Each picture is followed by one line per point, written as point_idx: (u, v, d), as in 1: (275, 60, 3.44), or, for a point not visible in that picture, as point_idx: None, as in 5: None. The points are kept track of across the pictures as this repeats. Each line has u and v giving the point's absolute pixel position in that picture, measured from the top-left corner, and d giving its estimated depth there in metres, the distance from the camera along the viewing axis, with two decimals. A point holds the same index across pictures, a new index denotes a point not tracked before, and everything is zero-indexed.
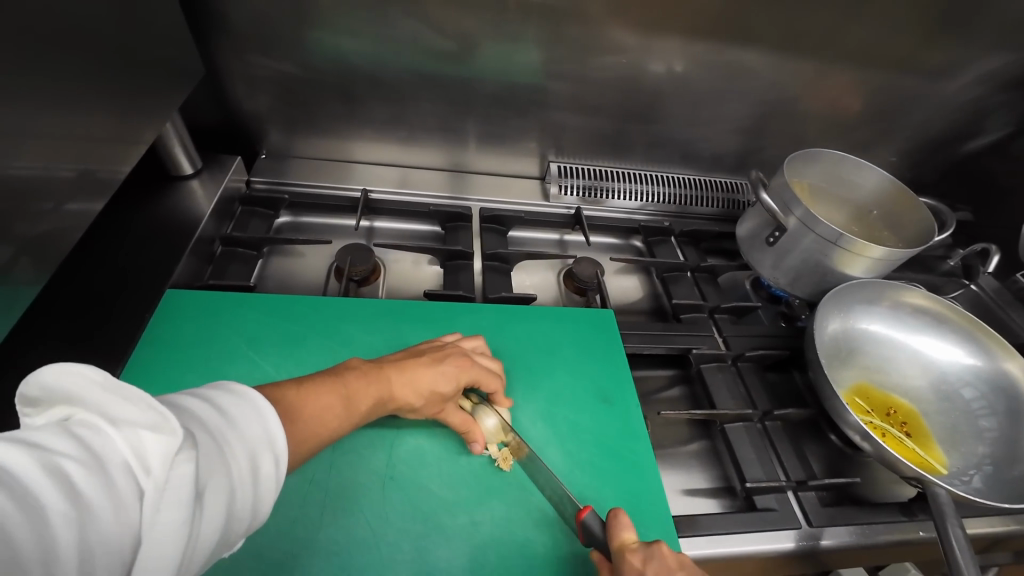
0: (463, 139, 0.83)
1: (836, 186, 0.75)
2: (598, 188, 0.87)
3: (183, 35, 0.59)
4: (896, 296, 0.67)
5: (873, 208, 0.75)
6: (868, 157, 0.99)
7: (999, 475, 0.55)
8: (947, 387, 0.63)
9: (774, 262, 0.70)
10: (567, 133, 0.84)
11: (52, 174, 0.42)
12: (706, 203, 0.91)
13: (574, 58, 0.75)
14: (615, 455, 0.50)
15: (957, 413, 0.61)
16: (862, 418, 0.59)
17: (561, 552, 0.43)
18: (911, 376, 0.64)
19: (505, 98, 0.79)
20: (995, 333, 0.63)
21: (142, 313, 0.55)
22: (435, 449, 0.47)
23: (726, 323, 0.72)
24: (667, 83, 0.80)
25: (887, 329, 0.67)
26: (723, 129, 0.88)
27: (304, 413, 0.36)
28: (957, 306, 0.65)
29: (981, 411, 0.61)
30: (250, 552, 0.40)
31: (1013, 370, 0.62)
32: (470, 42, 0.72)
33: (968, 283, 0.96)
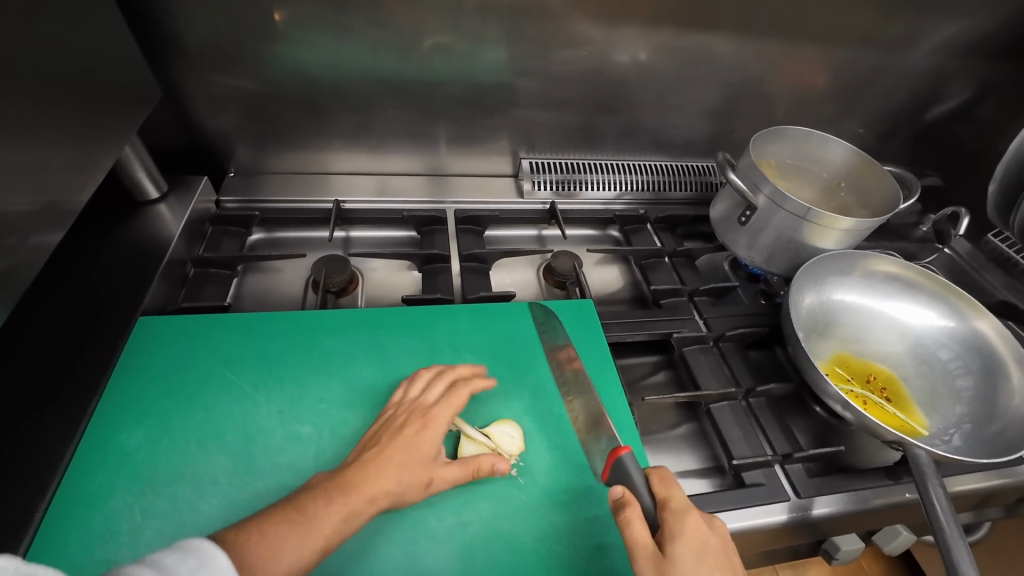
0: (433, 143, 0.83)
1: (803, 163, 0.76)
2: (572, 181, 0.88)
3: (135, 58, 0.58)
4: (868, 266, 0.68)
5: (841, 181, 0.75)
6: (835, 131, 1.00)
7: (978, 432, 0.56)
8: (923, 350, 0.65)
9: (748, 241, 0.71)
10: (537, 128, 0.85)
11: (11, 208, 0.42)
12: (680, 188, 0.92)
13: (537, 54, 0.76)
14: None
15: (934, 375, 0.63)
16: (843, 388, 0.60)
17: (549, 546, 0.43)
18: (889, 343, 0.66)
19: (471, 98, 0.79)
20: (966, 293, 0.64)
21: (115, 341, 0.54)
22: None
23: (706, 305, 0.73)
24: (632, 72, 0.81)
25: (861, 298, 0.68)
26: (691, 114, 0.89)
27: (283, 555, 0.35)
28: (928, 271, 0.66)
29: (958, 371, 0.62)
30: None
31: (985, 327, 0.63)
32: (431, 45, 0.72)
33: (942, 247, 0.98)
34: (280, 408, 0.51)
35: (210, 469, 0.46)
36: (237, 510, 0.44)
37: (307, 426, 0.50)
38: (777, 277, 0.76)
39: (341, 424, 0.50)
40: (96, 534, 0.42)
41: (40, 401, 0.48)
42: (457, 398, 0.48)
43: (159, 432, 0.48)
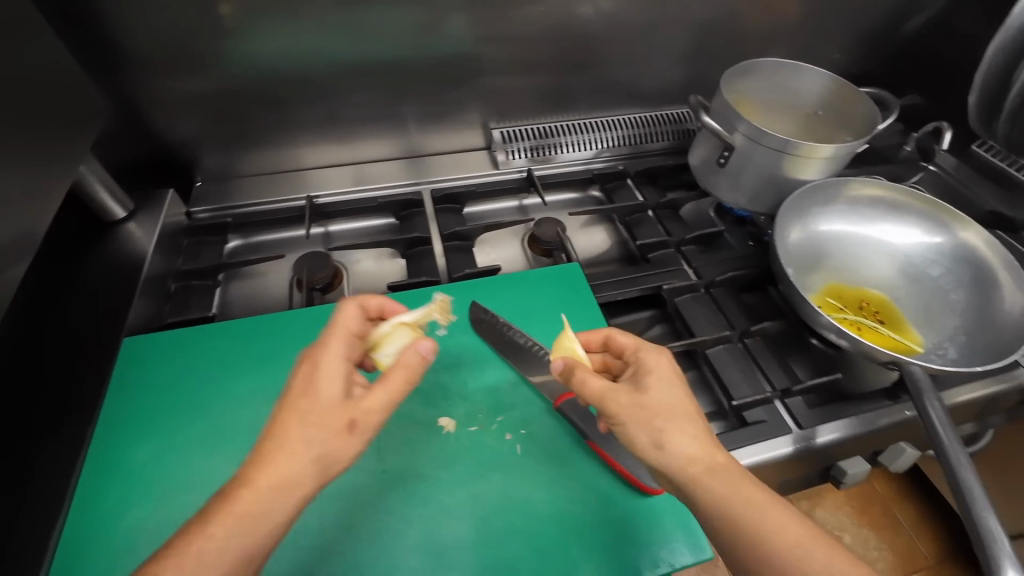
0: (400, 125, 0.81)
1: (778, 96, 0.73)
2: (547, 146, 0.86)
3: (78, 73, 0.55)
4: (852, 193, 0.67)
5: (817, 109, 0.74)
6: (810, 59, 0.98)
7: (972, 342, 0.57)
8: (914, 269, 0.64)
9: (730, 184, 0.70)
10: (506, 96, 0.82)
11: None
12: (657, 138, 0.90)
13: (495, 17, 0.73)
14: None
15: (927, 292, 0.63)
16: (835, 317, 0.61)
17: (561, 504, 0.44)
18: (877, 264, 0.65)
19: (434, 73, 0.76)
20: (954, 208, 0.64)
21: (103, 364, 0.54)
22: (422, 434, 0.47)
23: (694, 253, 0.72)
24: (594, 24, 0.78)
25: (848, 226, 0.67)
26: (661, 61, 0.86)
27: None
28: (913, 190, 0.65)
29: (949, 285, 0.62)
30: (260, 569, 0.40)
31: (966, 238, 0.63)
32: (384, 23, 0.69)
33: (927, 165, 0.96)
34: None
35: (221, 474, 0.47)
36: None
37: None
38: (763, 217, 0.75)
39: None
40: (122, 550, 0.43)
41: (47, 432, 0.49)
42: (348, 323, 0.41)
43: (166, 446, 0.48)
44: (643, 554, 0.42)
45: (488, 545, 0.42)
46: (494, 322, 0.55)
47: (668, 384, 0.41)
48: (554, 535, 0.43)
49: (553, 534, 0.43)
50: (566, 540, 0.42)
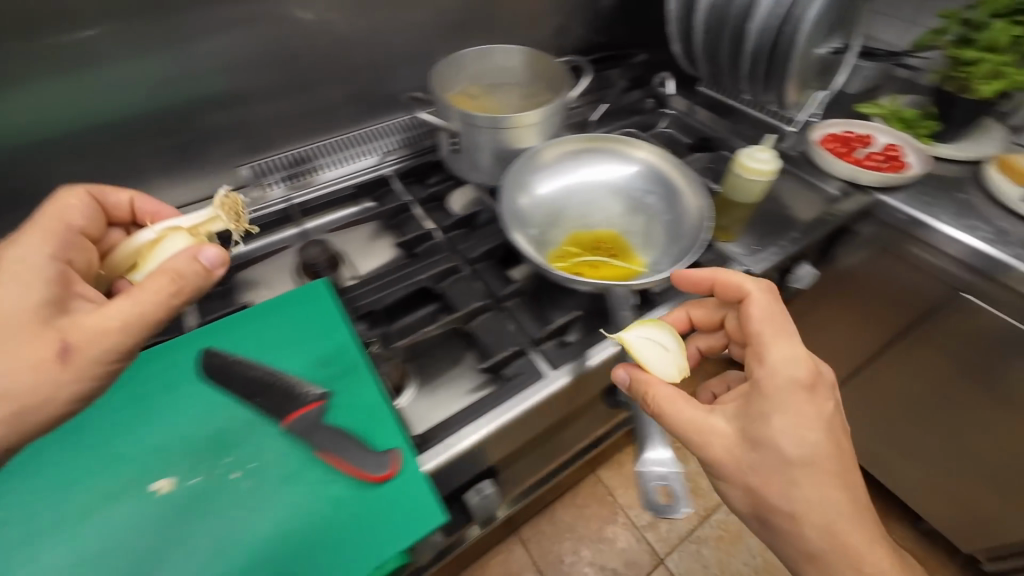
0: (120, 184, 0.73)
1: (495, 78, 0.80)
2: (305, 170, 0.84)
3: None
4: (570, 148, 0.74)
5: (533, 82, 0.81)
6: (547, 37, 1.05)
7: (679, 248, 0.65)
8: (636, 201, 0.73)
9: (471, 164, 0.74)
10: (237, 131, 0.78)
11: None
12: (419, 139, 0.93)
13: (179, 54, 0.68)
14: (341, 408, 0.53)
15: (647, 218, 0.71)
16: (573, 262, 0.67)
17: (300, 523, 0.46)
18: (598, 206, 0.73)
19: (134, 122, 0.70)
20: (648, 144, 0.73)
21: None
22: (134, 506, 0.46)
23: (459, 236, 0.76)
24: (302, 42, 0.76)
25: (576, 179, 0.74)
26: (396, 65, 0.88)
27: None
28: (612, 137, 0.74)
29: (660, 207, 0.71)
30: None
31: (650, 159, 0.74)
32: (33, 79, 0.61)
33: (666, 110, 1.10)
34: None
35: None
36: None
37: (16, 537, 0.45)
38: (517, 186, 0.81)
39: (61, 451, 0.50)
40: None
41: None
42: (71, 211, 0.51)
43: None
44: (371, 541, 0.46)
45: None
46: (226, 360, 0.56)
47: (791, 420, 0.47)
48: (288, 554, 0.44)
49: (275, 559, 0.44)
50: (299, 552, 0.45)
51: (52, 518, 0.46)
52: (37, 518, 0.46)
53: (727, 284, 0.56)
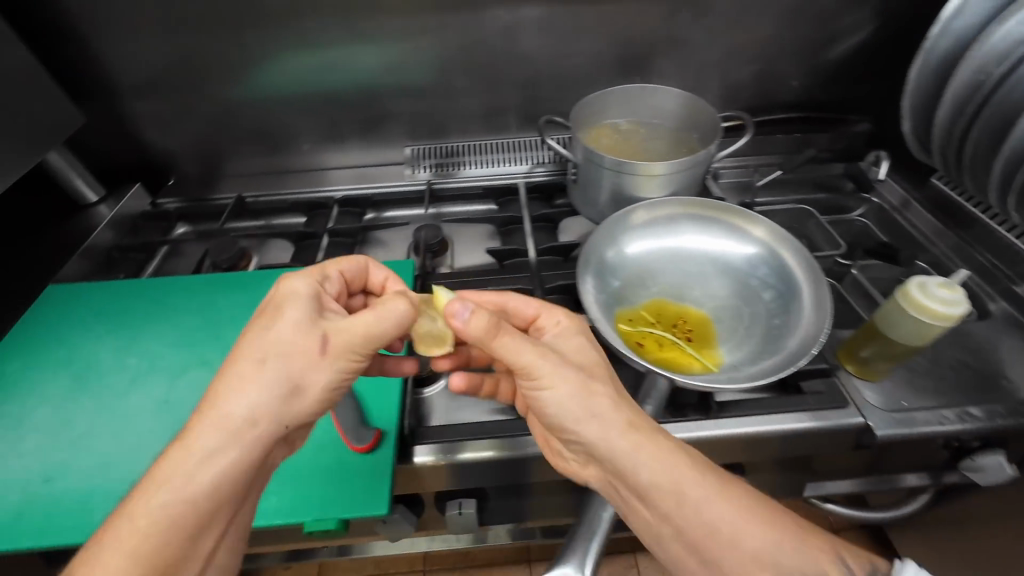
0: (323, 143, 0.92)
1: (637, 116, 0.76)
2: (451, 163, 0.93)
3: (53, 100, 0.72)
4: (738, 230, 0.66)
5: (649, 122, 0.76)
6: (730, 96, 0.93)
7: (778, 354, 0.54)
8: (742, 273, 0.64)
9: (587, 199, 0.74)
10: (409, 118, 0.90)
11: None
12: (526, 163, 0.93)
13: (378, 47, 0.81)
14: (289, 473, 0.48)
15: (743, 294, 0.63)
16: (643, 329, 0.61)
17: (305, 460, 0.49)
18: (696, 272, 0.66)
19: (358, 105, 0.87)
20: (785, 233, 0.63)
21: (48, 267, 0.73)
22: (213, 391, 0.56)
23: (548, 264, 0.76)
24: (496, 46, 0.83)
25: (701, 247, 0.67)
26: (568, 54, 0.85)
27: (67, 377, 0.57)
28: (769, 222, 0.64)
29: (764, 286, 0.62)
30: (38, 461, 0.50)
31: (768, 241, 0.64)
32: (273, 57, 0.81)
33: (867, 197, 0.87)
34: (135, 372, 0.57)
35: (124, 367, 0.58)
36: (61, 405, 0.54)
37: (90, 400, 0.55)
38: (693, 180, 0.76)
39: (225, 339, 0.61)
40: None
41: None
42: (293, 305, 0.45)
43: (32, 359, 0.59)
44: None
45: None
46: None
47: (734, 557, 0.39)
48: None
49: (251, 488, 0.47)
50: (286, 480, 0.48)
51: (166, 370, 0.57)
52: (201, 366, 0.58)
53: (518, 306, 0.53)
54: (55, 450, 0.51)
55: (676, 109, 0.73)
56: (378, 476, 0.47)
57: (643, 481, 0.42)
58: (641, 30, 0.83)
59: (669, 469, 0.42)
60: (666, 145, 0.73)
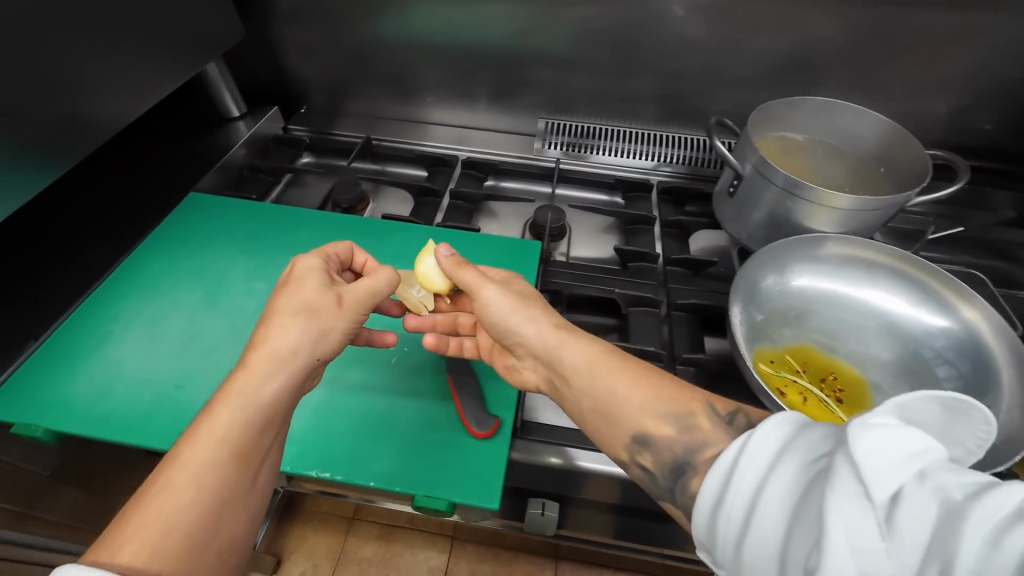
0: (457, 98, 0.88)
1: (816, 132, 0.68)
2: (582, 144, 0.87)
3: (212, 11, 0.71)
4: (929, 294, 0.57)
5: (828, 142, 0.68)
6: (925, 129, 0.79)
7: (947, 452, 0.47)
8: (918, 345, 0.56)
9: (737, 215, 0.66)
10: (550, 89, 0.83)
11: (114, 119, 0.61)
12: (664, 160, 0.85)
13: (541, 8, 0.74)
14: (400, 441, 0.48)
15: (914, 367, 0.55)
16: (787, 375, 0.54)
17: (418, 431, 0.49)
18: (854, 323, 0.59)
19: (503, 66, 0.82)
20: (996, 315, 0.53)
21: (187, 173, 0.75)
22: None
23: (675, 276, 0.69)
24: (668, 31, 0.73)
25: (872, 302, 0.59)
26: (749, 50, 0.74)
27: (197, 291, 0.60)
28: (979, 302, 0.54)
29: (942, 367, 0.54)
30: (174, 363, 0.53)
31: (970, 320, 0.54)
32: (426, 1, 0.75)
33: None
34: (265, 298, 0.59)
35: (254, 291, 0.60)
36: (194, 315, 0.57)
37: (221, 317, 0.57)
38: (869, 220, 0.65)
39: None
40: (50, 376, 0.52)
41: (119, 232, 0.66)
42: (308, 272, 0.45)
43: (171, 265, 0.62)
44: (314, 459, 0.47)
45: (322, 437, 0.48)
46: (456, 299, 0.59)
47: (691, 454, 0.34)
48: (378, 435, 0.49)
49: (365, 445, 0.48)
50: (399, 445, 0.48)
51: None
52: None
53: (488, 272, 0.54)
54: (188, 356, 0.54)
55: (870, 136, 0.65)
56: (490, 468, 0.46)
57: (572, 364, 0.42)
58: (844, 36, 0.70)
59: (625, 371, 0.39)
60: (846, 172, 0.65)
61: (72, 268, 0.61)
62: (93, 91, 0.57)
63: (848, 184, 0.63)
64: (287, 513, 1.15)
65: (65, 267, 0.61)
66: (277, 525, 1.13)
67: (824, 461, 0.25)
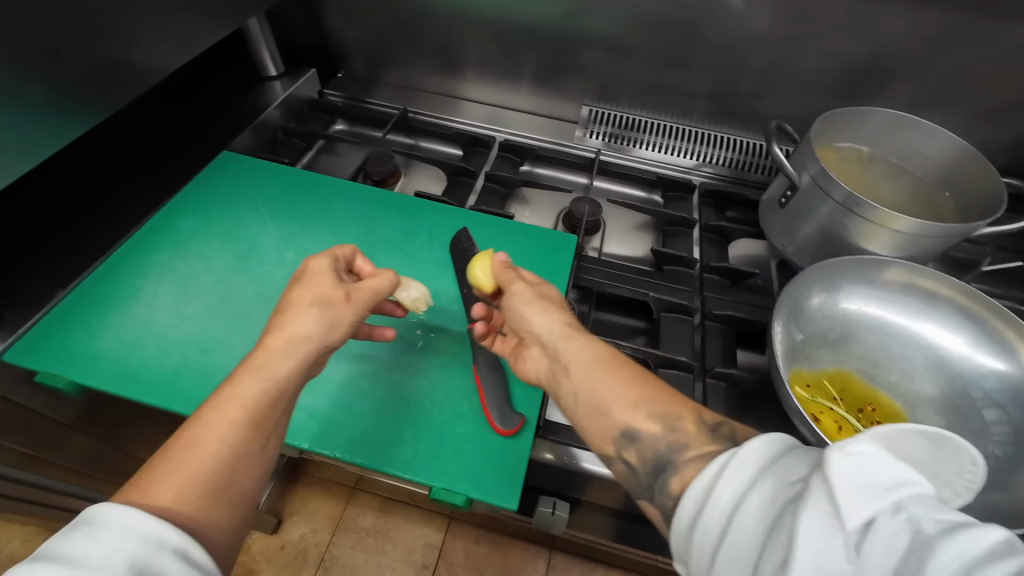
0: (501, 76, 0.84)
1: (880, 147, 0.64)
2: (626, 136, 0.83)
3: None
4: (983, 334, 0.54)
5: (890, 160, 0.64)
6: (994, 154, 0.74)
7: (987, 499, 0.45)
8: (965, 385, 0.53)
9: (786, 228, 0.62)
10: (600, 75, 0.80)
11: (156, 69, 0.59)
12: (710, 160, 0.81)
13: None
14: (421, 430, 0.47)
15: (959, 408, 0.52)
16: (822, 401, 0.52)
17: (440, 419, 0.48)
18: (899, 353, 0.56)
19: (553, 47, 0.78)
20: None
21: (221, 131, 0.73)
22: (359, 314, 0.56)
23: (712, 283, 0.67)
24: (735, 23, 0.69)
25: (919, 334, 0.56)
26: (817, 52, 0.69)
27: (227, 253, 0.58)
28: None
29: (990, 410, 0.51)
30: (200, 325, 0.52)
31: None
32: None
33: None
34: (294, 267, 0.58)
35: (282, 260, 0.59)
36: (222, 278, 0.56)
37: (248, 282, 0.56)
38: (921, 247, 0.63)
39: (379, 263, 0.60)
40: (77, 326, 0.51)
41: (152, 185, 0.65)
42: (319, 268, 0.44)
43: (202, 223, 0.61)
44: (337, 439, 0.47)
45: (342, 416, 0.48)
46: None
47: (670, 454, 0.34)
48: (400, 419, 0.48)
49: (387, 429, 0.47)
50: (421, 433, 0.47)
51: None
52: None
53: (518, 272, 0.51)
54: (214, 319, 0.53)
55: (940, 157, 0.61)
56: (510, 467, 0.46)
57: (572, 360, 0.41)
58: (924, 46, 0.66)
59: (613, 373, 0.38)
60: (907, 193, 0.61)
61: (103, 219, 0.60)
62: (136, 39, 0.55)
63: (908, 207, 0.59)
64: (291, 476, 1.17)
65: (97, 216, 0.61)
66: (281, 486, 1.15)
67: (800, 486, 0.25)
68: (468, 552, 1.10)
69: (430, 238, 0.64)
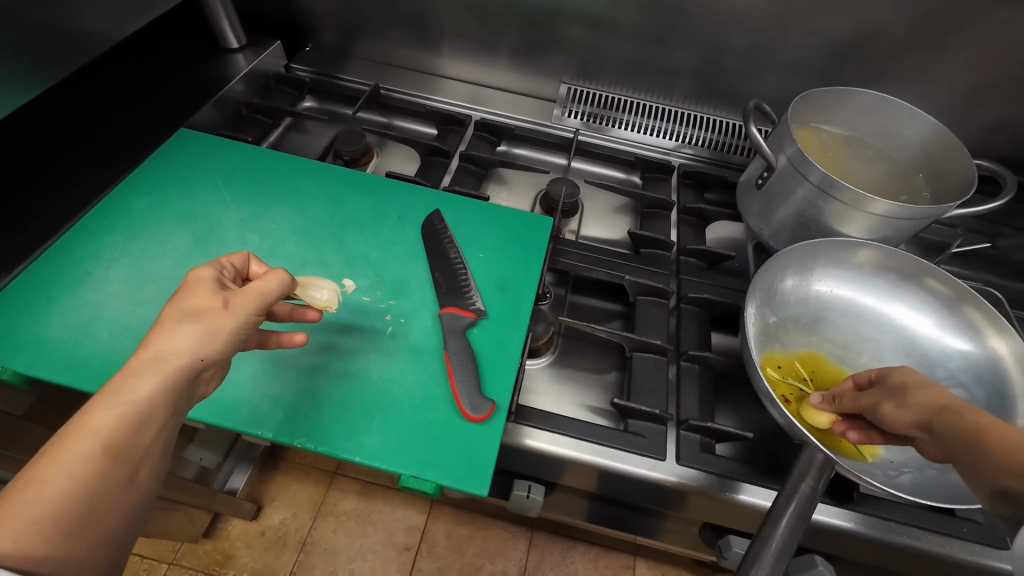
0: (477, 51, 0.81)
1: (857, 129, 0.63)
2: (605, 116, 0.81)
3: None
4: (949, 314, 0.55)
5: (868, 143, 0.63)
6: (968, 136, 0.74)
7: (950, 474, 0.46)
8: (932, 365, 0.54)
9: (761, 209, 0.62)
10: (578, 52, 0.77)
11: (105, 37, 0.55)
12: (690, 141, 0.80)
13: None
14: (389, 416, 0.47)
15: None
16: (793, 383, 0.52)
17: (409, 406, 0.47)
18: (869, 336, 0.57)
19: (530, 20, 0.75)
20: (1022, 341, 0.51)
21: (179, 105, 0.69)
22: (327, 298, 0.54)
23: (690, 267, 0.66)
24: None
25: (888, 315, 0.57)
26: (798, 30, 0.68)
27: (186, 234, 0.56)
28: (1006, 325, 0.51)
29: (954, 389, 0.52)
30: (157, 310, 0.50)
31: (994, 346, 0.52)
32: None
33: None
34: (259, 249, 0.56)
35: (246, 241, 0.56)
36: (181, 259, 0.54)
37: None
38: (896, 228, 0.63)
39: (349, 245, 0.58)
40: (25, 312, 0.49)
41: (104, 162, 0.61)
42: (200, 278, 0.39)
43: (159, 203, 0.58)
44: (303, 425, 0.45)
45: (308, 403, 0.47)
46: (457, 271, 0.56)
47: None
48: (368, 406, 0.47)
49: (355, 415, 0.46)
50: (390, 420, 0.46)
51: (288, 258, 0.56)
52: (320, 266, 0.56)
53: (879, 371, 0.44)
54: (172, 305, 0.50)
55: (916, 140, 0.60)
56: (475, 456, 0.45)
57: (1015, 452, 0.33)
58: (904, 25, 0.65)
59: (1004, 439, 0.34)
60: (884, 177, 0.61)
61: (51, 199, 0.57)
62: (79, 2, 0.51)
63: (883, 189, 0.59)
64: (270, 462, 1.16)
65: (45, 196, 0.57)
66: (260, 473, 1.13)
67: None
68: (449, 534, 1.11)
69: (402, 220, 0.62)
